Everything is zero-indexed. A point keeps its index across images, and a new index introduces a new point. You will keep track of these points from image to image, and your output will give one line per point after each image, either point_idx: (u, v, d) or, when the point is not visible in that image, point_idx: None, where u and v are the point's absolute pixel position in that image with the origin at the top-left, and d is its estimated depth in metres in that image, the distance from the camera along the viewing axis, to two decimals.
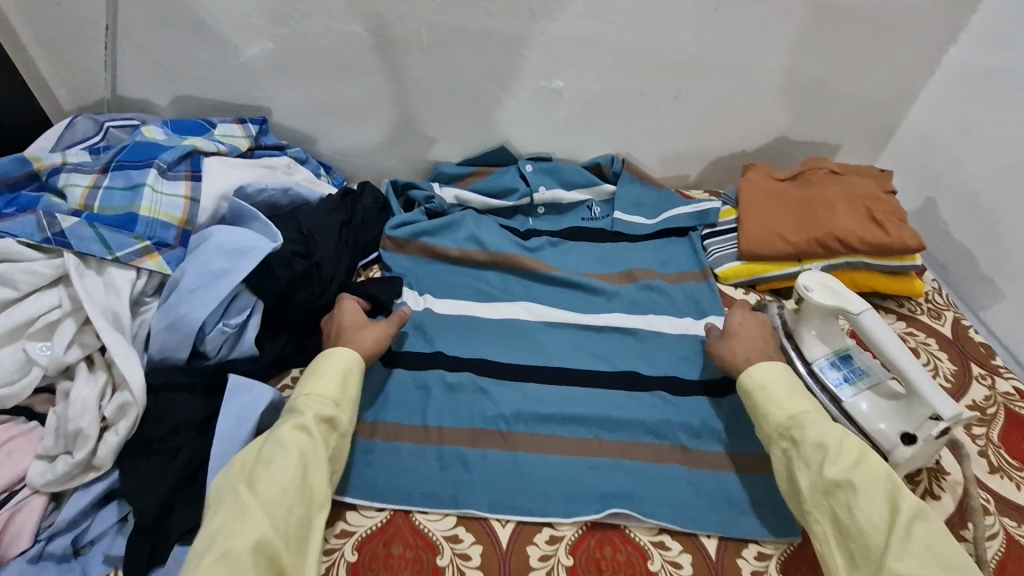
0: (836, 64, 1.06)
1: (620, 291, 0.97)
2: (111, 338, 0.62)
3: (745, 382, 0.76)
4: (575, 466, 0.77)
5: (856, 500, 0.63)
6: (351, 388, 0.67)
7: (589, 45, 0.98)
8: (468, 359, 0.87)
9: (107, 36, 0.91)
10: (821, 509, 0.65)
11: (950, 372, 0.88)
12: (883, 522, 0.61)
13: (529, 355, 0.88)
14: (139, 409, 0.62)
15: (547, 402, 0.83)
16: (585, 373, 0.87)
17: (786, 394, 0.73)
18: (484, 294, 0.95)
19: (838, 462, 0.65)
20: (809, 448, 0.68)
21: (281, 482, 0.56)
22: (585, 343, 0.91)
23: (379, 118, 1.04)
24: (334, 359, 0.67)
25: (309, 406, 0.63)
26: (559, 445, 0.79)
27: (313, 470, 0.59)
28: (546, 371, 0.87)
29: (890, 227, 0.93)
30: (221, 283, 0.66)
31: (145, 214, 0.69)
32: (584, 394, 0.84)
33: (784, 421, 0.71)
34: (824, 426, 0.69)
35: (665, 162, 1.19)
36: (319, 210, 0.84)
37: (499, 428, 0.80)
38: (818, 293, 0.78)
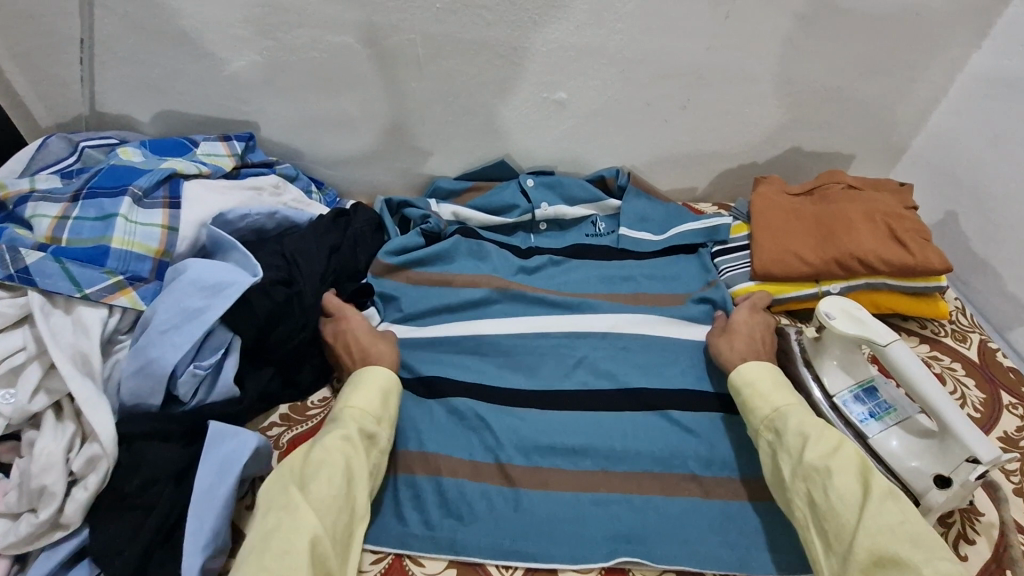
0: (853, 72, 1.01)
1: (619, 308, 0.91)
2: (79, 385, 0.57)
3: (734, 377, 0.76)
4: (580, 502, 0.72)
5: (833, 481, 0.62)
6: (392, 403, 0.67)
7: (594, 54, 0.93)
8: (468, 383, 0.81)
9: (83, 50, 0.85)
10: (797, 491, 0.64)
11: (979, 401, 0.83)
12: (857, 499, 0.60)
13: (528, 377, 0.82)
14: (109, 462, 0.57)
15: (549, 429, 0.77)
16: (587, 394, 0.81)
17: (772, 386, 0.73)
18: (476, 314, 0.89)
19: (818, 447, 0.65)
20: (790, 436, 0.67)
21: (328, 491, 0.56)
22: (587, 360, 0.84)
23: (373, 132, 0.99)
24: (372, 372, 0.68)
25: (354, 418, 0.63)
26: (564, 478, 0.73)
27: (357, 482, 0.59)
28: (548, 394, 0.81)
29: (914, 246, 0.88)
30: (195, 323, 0.61)
31: (117, 247, 0.64)
32: (588, 419, 0.78)
33: (770, 412, 0.70)
34: (805, 416, 0.69)
35: (672, 175, 1.14)
36: (304, 233, 0.79)
37: (499, 456, 0.74)
38: (841, 320, 0.74)
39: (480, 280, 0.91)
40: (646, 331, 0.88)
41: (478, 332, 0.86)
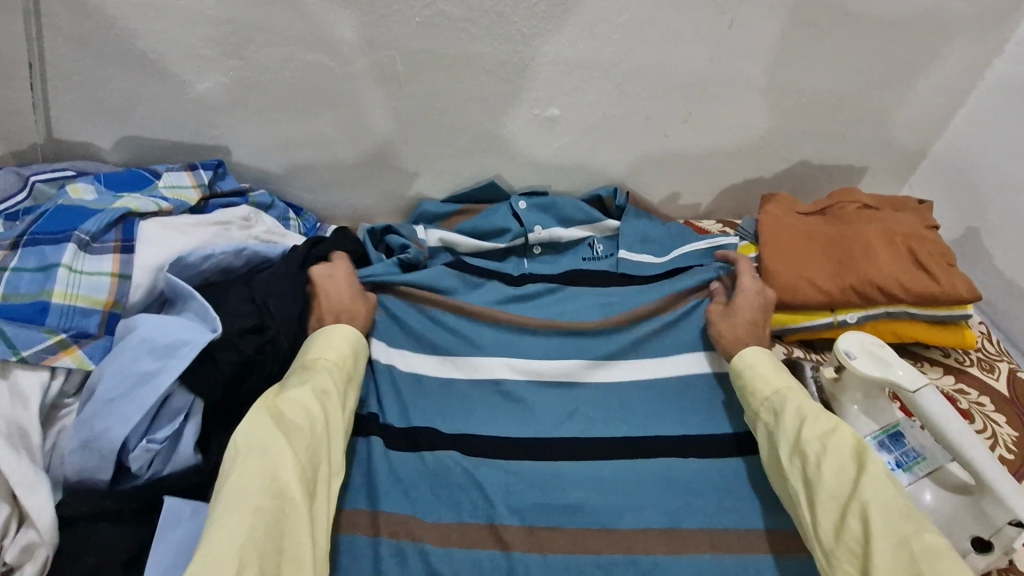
0: (865, 82, 0.94)
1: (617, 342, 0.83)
2: (12, 464, 0.50)
3: (737, 363, 0.74)
4: (579, 565, 0.65)
5: (829, 457, 0.60)
6: (360, 361, 0.67)
7: (588, 68, 0.87)
8: (457, 435, 0.75)
9: (34, 75, 0.79)
10: (792, 464, 0.62)
11: (1011, 440, 0.77)
12: (850, 475, 0.58)
13: (521, 426, 0.76)
14: (50, 549, 0.51)
15: (544, 481, 0.71)
16: (580, 442, 0.75)
17: (773, 371, 0.71)
18: (460, 348, 0.82)
19: (815, 427, 0.63)
20: (787, 416, 0.65)
21: (309, 432, 0.56)
22: (581, 406, 0.79)
23: (354, 155, 0.93)
24: (341, 330, 0.67)
25: (324, 370, 0.63)
26: (564, 539, 0.67)
27: (336, 426, 0.59)
28: (541, 443, 0.75)
29: (939, 273, 0.82)
30: (147, 389, 0.55)
31: (57, 301, 0.58)
32: (586, 472, 0.72)
33: (770, 391, 0.69)
34: (804, 399, 0.67)
35: (674, 192, 1.07)
36: (276, 271, 0.71)
37: (491, 515, 0.68)
38: (862, 361, 0.68)
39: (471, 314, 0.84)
40: (643, 372, 0.82)
41: (465, 373, 0.80)
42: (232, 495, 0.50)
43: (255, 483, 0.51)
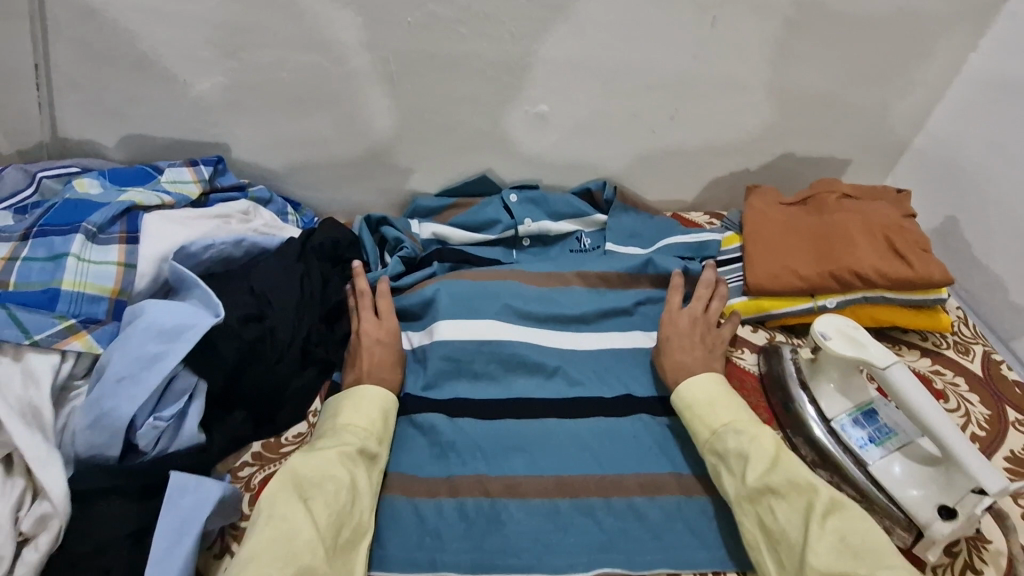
0: (845, 77, 0.97)
1: (601, 327, 0.88)
2: (26, 441, 0.53)
3: (677, 399, 0.74)
4: (560, 510, 0.69)
5: (779, 505, 0.61)
6: (389, 422, 0.69)
7: (575, 67, 0.90)
8: (443, 399, 0.78)
9: (40, 76, 0.82)
10: (746, 512, 0.63)
11: (984, 418, 0.80)
12: (800, 520, 0.60)
13: (505, 391, 0.80)
14: (63, 521, 0.53)
15: (524, 435, 0.75)
16: (558, 402, 0.79)
17: (710, 406, 0.71)
18: (448, 312, 0.83)
19: (759, 466, 0.63)
20: (731, 457, 0.66)
21: (330, 501, 0.58)
22: (564, 366, 0.82)
23: (349, 151, 0.96)
24: (372, 392, 0.69)
25: (354, 435, 0.64)
26: (544, 485, 0.70)
27: (361, 496, 0.61)
28: (522, 403, 0.78)
29: (913, 258, 0.85)
30: (153, 370, 0.58)
31: (68, 289, 0.61)
32: (565, 429, 0.76)
33: (711, 432, 0.69)
34: (745, 432, 0.67)
35: (662, 185, 1.10)
36: (273, 263, 0.75)
37: (477, 468, 0.72)
38: (837, 341, 0.71)
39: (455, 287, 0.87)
40: (619, 343, 0.87)
41: (454, 335, 0.82)
42: (255, 560, 0.52)
43: (273, 549, 0.53)
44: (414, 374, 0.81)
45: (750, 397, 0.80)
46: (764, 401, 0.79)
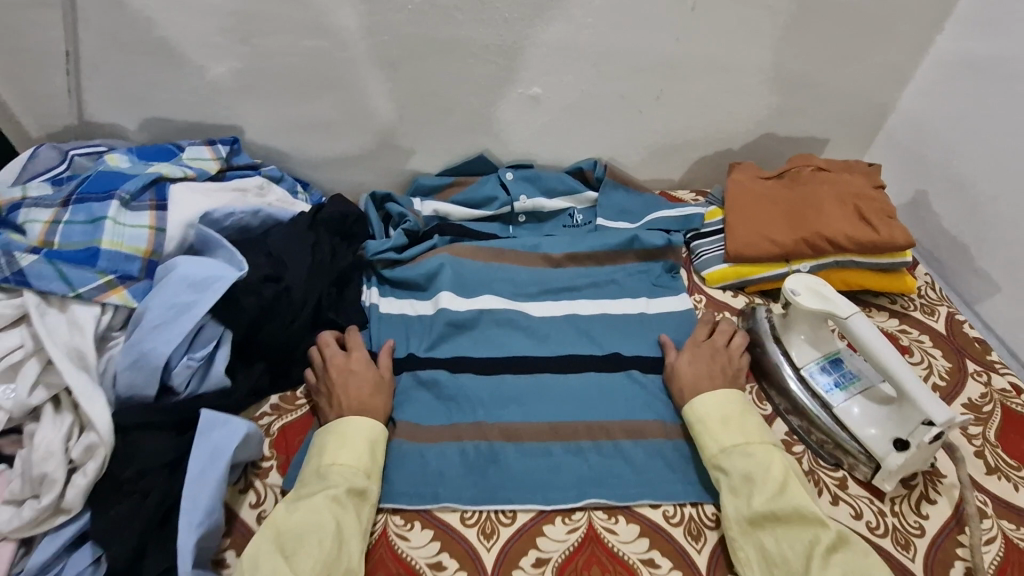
0: (819, 58, 1.03)
1: (590, 292, 0.95)
2: (75, 379, 0.61)
3: (687, 414, 0.76)
4: (553, 455, 0.75)
5: (782, 532, 0.64)
6: (378, 456, 0.69)
7: (564, 50, 0.96)
8: (446, 358, 0.84)
9: (69, 63, 0.88)
10: (746, 536, 0.65)
11: (945, 370, 0.86)
12: (804, 549, 0.62)
13: (502, 351, 0.86)
14: (107, 449, 0.60)
15: (520, 390, 0.81)
16: (550, 360, 0.85)
17: (721, 425, 0.73)
18: (449, 285, 0.91)
19: (763, 493, 0.66)
20: (737, 481, 0.68)
21: (318, 553, 0.59)
22: (551, 334, 0.88)
23: (354, 132, 1.02)
24: (358, 428, 0.69)
25: (341, 477, 0.65)
26: (537, 431, 0.77)
27: (349, 540, 0.61)
28: (518, 362, 0.84)
29: (879, 224, 0.91)
30: (187, 316, 0.65)
31: (106, 248, 0.67)
32: (556, 383, 0.82)
33: (717, 452, 0.71)
34: (753, 458, 0.69)
35: (650, 164, 1.16)
36: (288, 232, 0.82)
37: (476, 417, 0.78)
38: (806, 296, 0.77)
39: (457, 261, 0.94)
40: (607, 310, 0.92)
41: (452, 305, 0.88)
42: None
43: None
44: (418, 333, 0.87)
45: None
46: None
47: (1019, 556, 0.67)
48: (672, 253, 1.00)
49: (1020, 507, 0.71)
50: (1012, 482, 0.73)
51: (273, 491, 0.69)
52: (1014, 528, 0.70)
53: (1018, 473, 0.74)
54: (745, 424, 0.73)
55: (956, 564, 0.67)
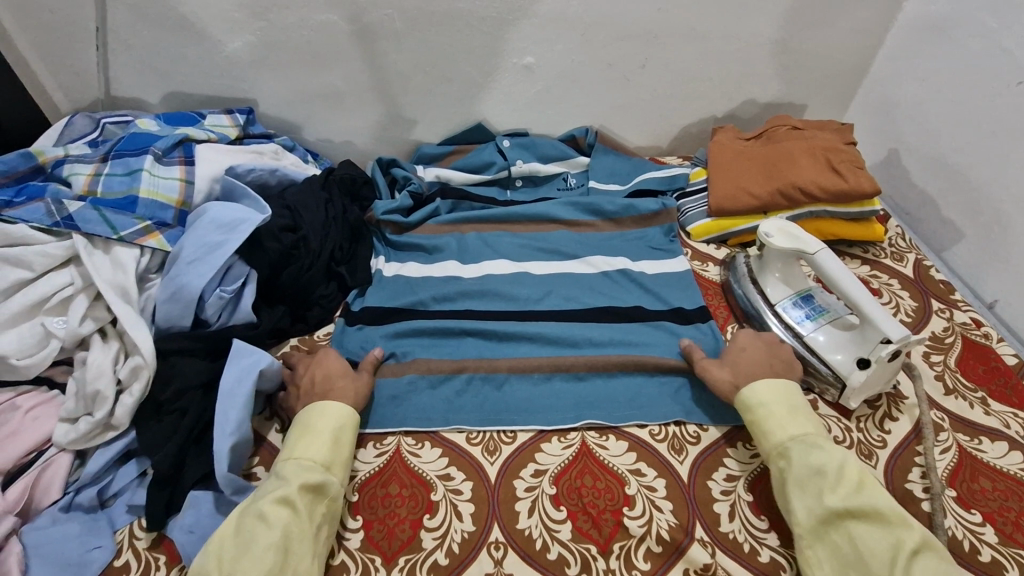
0: (798, 24, 1.10)
1: (593, 251, 1.00)
2: (121, 309, 0.69)
3: (746, 397, 0.72)
4: (554, 384, 0.81)
5: (858, 529, 0.60)
6: (340, 450, 0.66)
7: (556, 20, 1.02)
8: (452, 311, 0.89)
9: (98, 38, 0.95)
10: (817, 535, 0.62)
11: (911, 308, 0.93)
12: (886, 548, 0.58)
13: (506, 304, 0.91)
14: (150, 372, 0.68)
15: (521, 328, 0.86)
16: (560, 312, 0.90)
17: (789, 413, 0.70)
18: (455, 254, 0.98)
19: (839, 489, 0.62)
20: (805, 473, 0.64)
21: (259, 563, 0.55)
22: (555, 287, 0.94)
23: (361, 103, 1.09)
24: (320, 419, 0.67)
25: (295, 475, 0.62)
26: (539, 363, 0.83)
27: (297, 548, 0.58)
28: (524, 311, 0.90)
29: (848, 174, 0.98)
30: (217, 253, 0.74)
31: (144, 197, 0.76)
32: (562, 327, 0.87)
33: (783, 443, 0.67)
34: (823, 450, 0.66)
35: (639, 131, 1.23)
36: (306, 188, 0.90)
37: (482, 355, 0.84)
38: (778, 238, 0.84)
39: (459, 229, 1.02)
40: (611, 264, 0.98)
41: (459, 274, 0.95)
42: None
43: None
44: (424, 284, 0.93)
45: (712, 298, 0.95)
46: (721, 301, 0.94)
47: (971, 461, 0.74)
48: (667, 214, 1.05)
49: (974, 421, 0.78)
50: (967, 401, 0.80)
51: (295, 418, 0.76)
52: (969, 440, 0.76)
53: (974, 394, 0.81)
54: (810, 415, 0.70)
55: (914, 468, 0.73)
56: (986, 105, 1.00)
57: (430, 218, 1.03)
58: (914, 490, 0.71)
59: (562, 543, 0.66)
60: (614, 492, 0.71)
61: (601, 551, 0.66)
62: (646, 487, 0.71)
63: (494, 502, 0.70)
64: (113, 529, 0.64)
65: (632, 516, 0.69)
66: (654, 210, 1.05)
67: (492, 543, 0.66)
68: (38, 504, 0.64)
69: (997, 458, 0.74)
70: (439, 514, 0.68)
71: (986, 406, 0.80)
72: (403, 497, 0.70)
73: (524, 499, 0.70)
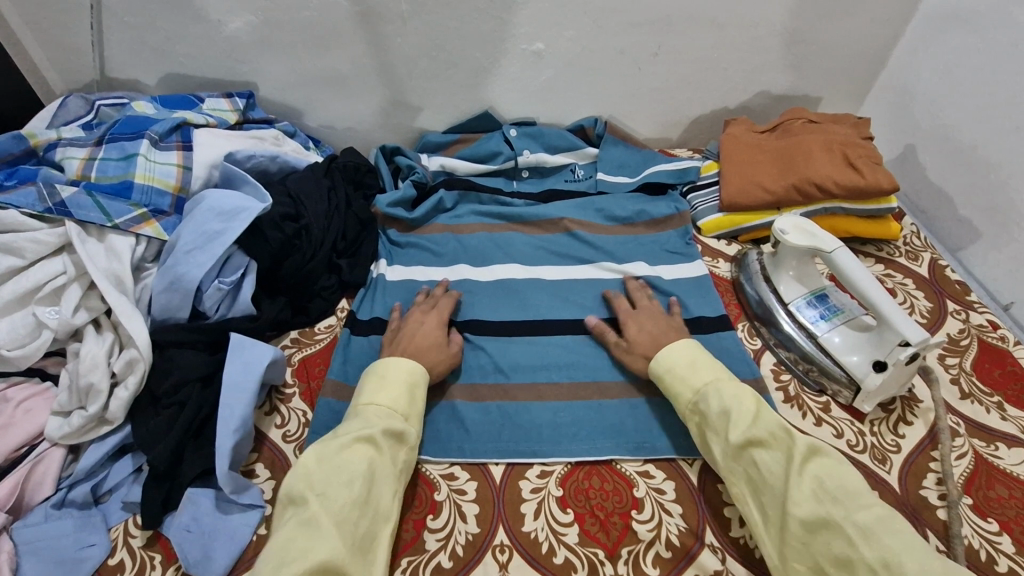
0: (816, 14, 1.06)
1: (611, 256, 0.98)
2: (116, 299, 0.66)
3: (655, 367, 0.74)
4: (576, 409, 0.78)
5: (761, 456, 0.63)
6: (416, 403, 0.69)
7: (567, 5, 0.99)
8: (461, 320, 0.87)
9: (93, 17, 0.92)
10: (733, 469, 0.65)
11: (926, 309, 0.91)
12: (779, 467, 0.61)
13: (519, 310, 0.89)
14: (146, 365, 0.66)
15: (537, 356, 0.83)
16: (574, 321, 0.88)
17: (690, 368, 0.72)
18: (464, 257, 0.95)
19: (739, 421, 0.65)
20: (715, 418, 0.67)
21: (351, 490, 0.58)
22: (569, 296, 0.91)
23: (364, 89, 1.06)
24: (396, 368, 0.70)
25: (378, 416, 0.65)
26: (557, 390, 0.79)
27: (380, 484, 0.61)
28: (536, 323, 0.87)
29: (866, 170, 0.96)
30: (215, 242, 0.72)
31: (140, 182, 0.74)
32: (580, 342, 0.85)
33: (693, 398, 0.70)
34: (727, 391, 0.68)
35: (649, 122, 1.20)
36: (309, 176, 0.88)
37: (497, 379, 0.80)
38: (794, 234, 0.82)
39: (463, 229, 0.99)
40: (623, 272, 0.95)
41: (467, 277, 0.93)
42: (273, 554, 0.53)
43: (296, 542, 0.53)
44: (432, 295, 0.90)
45: (723, 296, 0.93)
46: (733, 299, 0.93)
47: (989, 469, 0.72)
48: (678, 217, 1.03)
49: (991, 427, 0.76)
50: (984, 406, 0.79)
51: (296, 414, 0.74)
52: (986, 446, 0.75)
53: (991, 398, 0.79)
54: (712, 364, 0.73)
55: (929, 475, 0.71)
56: (1007, 101, 0.97)
57: (436, 212, 1.01)
58: (929, 497, 0.69)
59: (568, 547, 0.65)
60: (622, 495, 0.69)
61: (609, 555, 0.64)
62: (654, 489, 0.70)
63: (498, 503, 0.68)
64: (107, 526, 0.62)
65: (641, 521, 0.67)
66: (665, 214, 1.03)
67: (497, 546, 0.65)
68: (29, 500, 0.62)
69: (1013, 465, 0.72)
70: (442, 514, 0.67)
71: (1002, 411, 0.78)
72: (408, 496, 0.68)
73: (530, 500, 0.69)
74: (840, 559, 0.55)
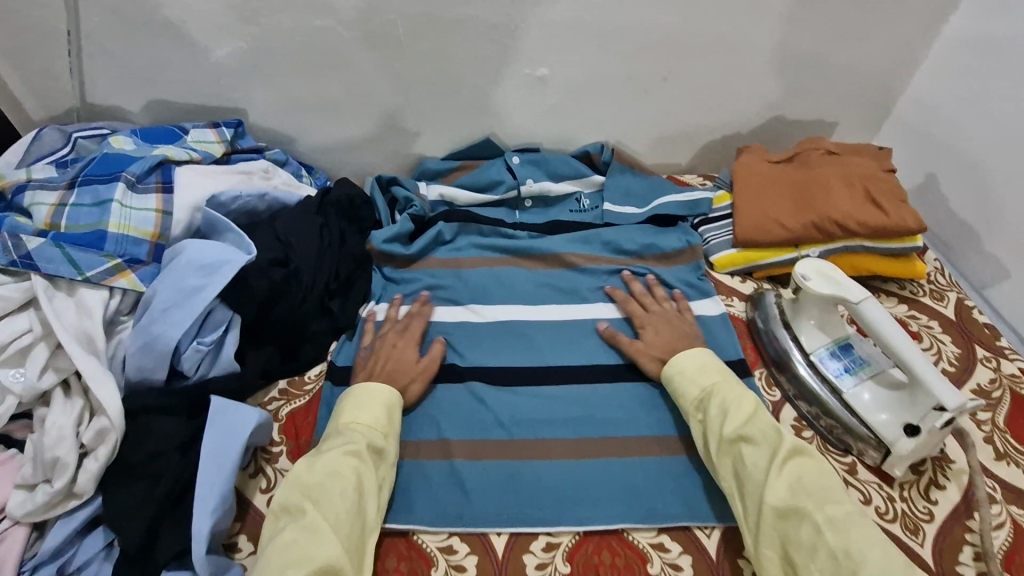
0: (833, 38, 1.01)
1: None
2: (85, 361, 0.61)
3: (668, 370, 0.76)
4: (582, 468, 0.72)
5: (747, 452, 0.64)
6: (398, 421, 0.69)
7: (573, 30, 0.94)
8: (462, 367, 0.81)
9: (71, 42, 0.87)
10: (722, 463, 0.66)
11: (954, 356, 0.85)
12: (764, 463, 0.63)
13: (523, 355, 0.83)
14: (118, 434, 0.61)
15: (541, 409, 0.77)
16: (580, 368, 0.82)
17: (698, 369, 0.74)
18: (464, 296, 0.90)
19: (734, 419, 0.67)
20: (711, 417, 0.68)
21: (343, 500, 0.58)
22: (575, 339, 0.86)
23: (358, 115, 1.01)
24: (384, 390, 0.69)
25: (364, 434, 0.65)
26: (563, 448, 0.74)
27: (368, 496, 0.61)
28: (541, 371, 0.82)
29: (889, 207, 0.92)
30: (196, 299, 0.67)
31: (113, 231, 0.69)
32: (587, 392, 0.79)
33: (698, 395, 0.71)
34: (728, 393, 0.70)
35: (657, 148, 1.15)
36: (297, 215, 0.83)
37: (499, 436, 0.75)
38: (816, 281, 0.77)
39: (464, 262, 0.94)
40: None
41: (468, 318, 0.87)
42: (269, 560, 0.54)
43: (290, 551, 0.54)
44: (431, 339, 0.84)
45: (740, 338, 0.88)
46: (750, 341, 0.87)
47: None
48: (689, 252, 0.97)
49: None
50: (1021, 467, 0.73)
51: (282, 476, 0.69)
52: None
53: None
54: (721, 368, 0.74)
55: (965, 548, 0.66)
56: None
57: (434, 246, 0.95)
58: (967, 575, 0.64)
59: None
60: (635, 571, 0.64)
61: None
62: (670, 565, 0.65)
63: None
64: None
65: None
66: (677, 249, 0.97)
67: None
68: None
69: None
70: None
71: None
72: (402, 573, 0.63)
73: None
74: (806, 545, 0.58)
